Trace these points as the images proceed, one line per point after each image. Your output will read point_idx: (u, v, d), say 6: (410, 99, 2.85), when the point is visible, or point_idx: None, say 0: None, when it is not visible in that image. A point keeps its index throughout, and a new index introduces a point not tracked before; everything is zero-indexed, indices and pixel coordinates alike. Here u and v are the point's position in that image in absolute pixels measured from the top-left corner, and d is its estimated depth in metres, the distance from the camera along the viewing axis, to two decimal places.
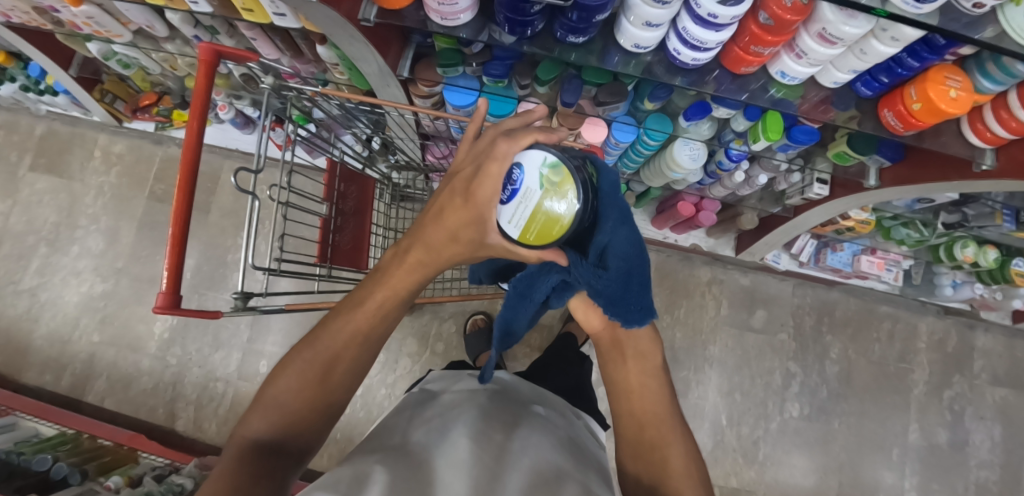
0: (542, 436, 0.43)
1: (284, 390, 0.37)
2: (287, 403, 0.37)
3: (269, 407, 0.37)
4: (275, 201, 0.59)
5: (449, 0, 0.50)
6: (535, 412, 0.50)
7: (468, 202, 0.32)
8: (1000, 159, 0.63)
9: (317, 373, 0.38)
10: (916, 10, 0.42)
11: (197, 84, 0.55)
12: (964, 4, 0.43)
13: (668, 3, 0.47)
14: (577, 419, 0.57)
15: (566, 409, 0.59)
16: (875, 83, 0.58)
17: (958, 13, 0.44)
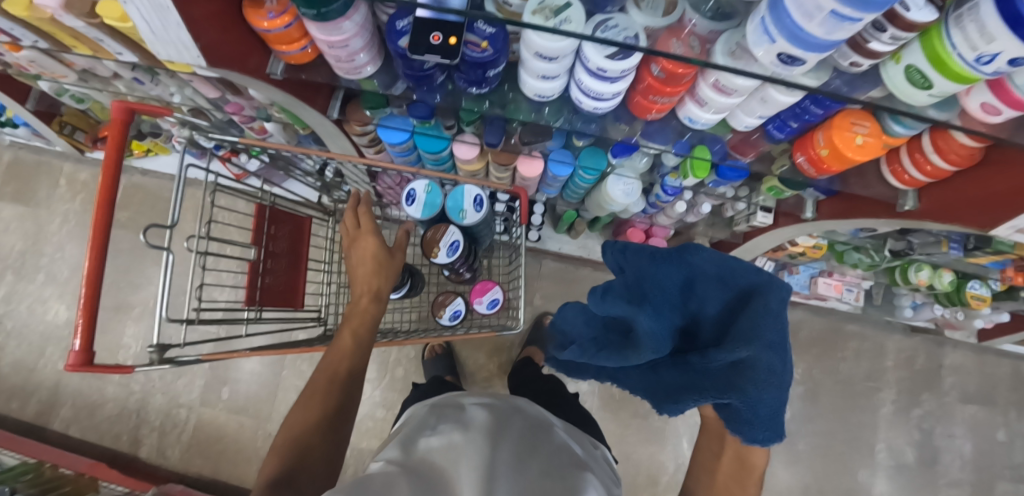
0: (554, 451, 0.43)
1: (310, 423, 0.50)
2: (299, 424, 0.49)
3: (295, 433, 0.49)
4: (192, 251, 0.60)
5: (346, 57, 0.50)
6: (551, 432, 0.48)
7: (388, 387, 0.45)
8: (922, 200, 0.62)
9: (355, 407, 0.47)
10: (786, 70, 0.42)
11: (110, 141, 0.56)
12: (842, 62, 0.42)
13: (556, 58, 0.47)
14: (594, 450, 0.57)
15: (586, 442, 0.57)
16: (786, 127, 0.57)
17: (839, 71, 0.44)
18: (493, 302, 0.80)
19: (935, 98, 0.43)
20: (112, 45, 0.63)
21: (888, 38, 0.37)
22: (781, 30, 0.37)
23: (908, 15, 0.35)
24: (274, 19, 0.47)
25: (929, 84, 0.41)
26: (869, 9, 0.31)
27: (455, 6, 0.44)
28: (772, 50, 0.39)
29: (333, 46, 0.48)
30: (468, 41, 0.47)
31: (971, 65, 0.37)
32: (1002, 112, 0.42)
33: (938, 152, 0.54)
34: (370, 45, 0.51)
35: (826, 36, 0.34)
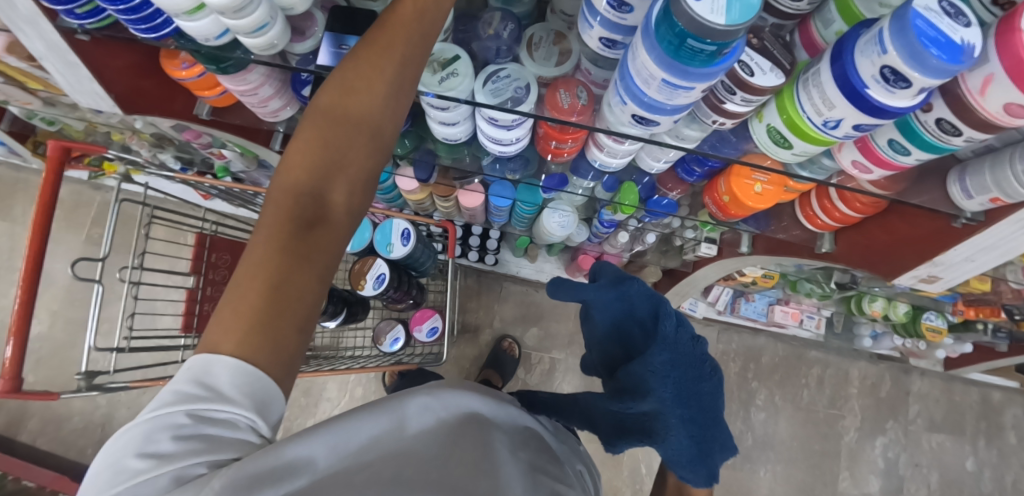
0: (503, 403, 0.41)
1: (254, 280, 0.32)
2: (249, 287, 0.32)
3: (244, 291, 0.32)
4: (125, 281, 0.62)
5: (259, 103, 0.52)
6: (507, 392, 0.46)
7: (398, 52, 0.37)
8: (837, 243, 0.64)
9: (344, 118, 0.37)
10: (646, 129, 0.43)
11: (44, 177, 0.58)
12: (706, 120, 0.43)
13: (449, 108, 0.49)
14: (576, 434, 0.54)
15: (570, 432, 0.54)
16: (694, 171, 0.58)
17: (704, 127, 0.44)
18: (433, 330, 0.82)
19: (799, 157, 0.44)
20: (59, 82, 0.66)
21: (739, 100, 0.39)
22: (630, 95, 0.38)
23: (752, 80, 0.37)
24: (188, 68, 0.49)
25: (789, 144, 0.42)
26: (692, 80, 0.33)
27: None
28: (627, 111, 0.41)
29: (244, 94, 0.50)
30: None
31: (822, 129, 0.39)
32: (871, 170, 0.44)
33: (843, 200, 0.55)
34: (284, 91, 0.53)
35: (668, 102, 0.37)
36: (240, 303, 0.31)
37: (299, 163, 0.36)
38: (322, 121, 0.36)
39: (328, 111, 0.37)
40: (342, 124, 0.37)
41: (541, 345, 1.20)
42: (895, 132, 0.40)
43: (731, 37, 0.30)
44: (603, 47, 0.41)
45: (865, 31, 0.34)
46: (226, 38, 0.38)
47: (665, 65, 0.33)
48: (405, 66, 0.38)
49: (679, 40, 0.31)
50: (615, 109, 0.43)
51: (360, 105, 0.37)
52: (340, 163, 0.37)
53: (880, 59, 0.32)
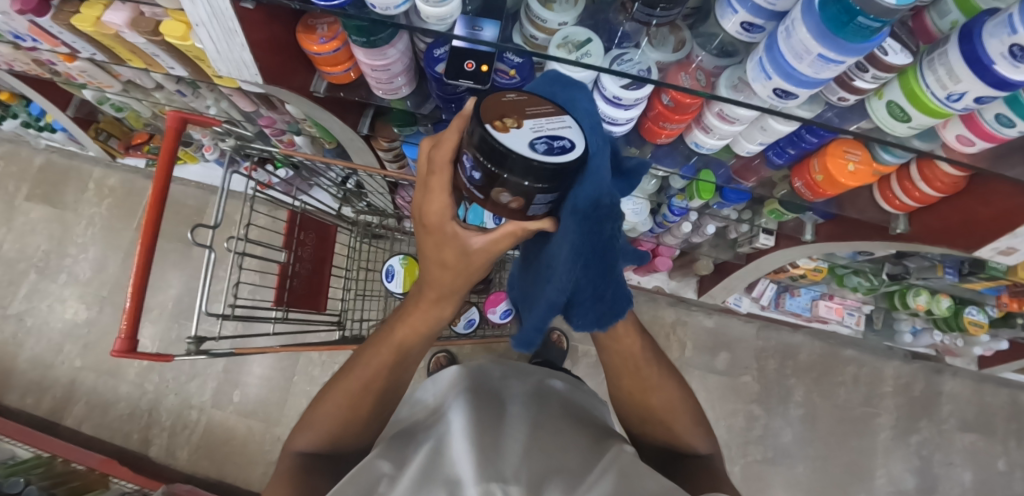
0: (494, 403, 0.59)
1: (318, 426, 0.53)
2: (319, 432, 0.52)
3: (310, 433, 0.53)
4: (233, 251, 0.64)
5: (387, 79, 0.56)
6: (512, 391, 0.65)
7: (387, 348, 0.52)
8: (912, 224, 0.67)
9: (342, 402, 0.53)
10: (781, 104, 0.47)
11: (164, 147, 0.60)
12: (832, 97, 0.48)
13: (575, 86, 0.53)
14: (582, 390, 0.75)
15: (575, 385, 0.76)
16: (785, 153, 0.62)
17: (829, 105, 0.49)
18: (507, 312, 0.82)
19: (915, 131, 0.48)
20: (167, 60, 0.69)
21: (870, 78, 0.43)
22: (777, 69, 0.43)
23: (886, 58, 0.42)
24: (325, 43, 0.52)
25: (908, 117, 0.46)
26: (847, 54, 0.38)
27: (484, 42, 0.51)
28: (769, 86, 0.45)
29: (375, 69, 0.53)
30: (497, 69, 0.53)
31: (944, 102, 0.42)
32: (975, 143, 0.47)
33: (926, 180, 0.59)
34: (409, 69, 0.56)
35: (814, 76, 0.41)
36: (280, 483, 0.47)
37: (313, 440, 0.52)
38: (329, 409, 0.53)
39: (331, 403, 0.53)
40: (341, 402, 0.53)
41: (586, 336, 1.24)
42: (1003, 106, 0.43)
43: (893, 15, 0.33)
44: (740, 31, 0.45)
45: (995, 14, 0.38)
46: (401, 9, 0.42)
47: (825, 40, 0.37)
48: (387, 356, 0.52)
49: (845, 17, 0.34)
50: (754, 84, 0.47)
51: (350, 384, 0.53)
52: (341, 434, 0.53)
53: (1010, 38, 0.35)
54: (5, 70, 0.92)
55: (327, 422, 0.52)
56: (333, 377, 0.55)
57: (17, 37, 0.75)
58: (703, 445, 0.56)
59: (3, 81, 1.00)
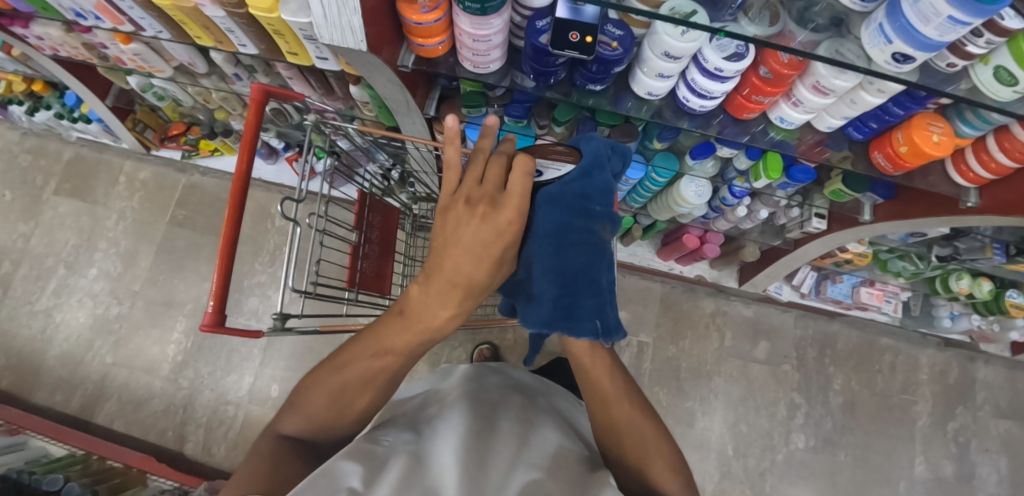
0: (503, 409, 0.50)
1: (313, 405, 0.44)
2: (312, 413, 0.44)
3: (301, 415, 0.44)
4: (313, 228, 0.63)
5: (483, 51, 0.56)
6: (537, 404, 0.57)
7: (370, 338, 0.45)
8: (983, 198, 0.67)
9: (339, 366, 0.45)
10: (897, 69, 0.47)
11: (249, 118, 0.60)
12: (940, 64, 0.49)
13: (678, 59, 0.53)
14: (577, 404, 0.66)
15: (567, 395, 0.67)
16: (865, 127, 0.63)
17: (935, 71, 0.50)
18: None
19: (1019, 94, 0.48)
20: (240, 36, 0.68)
21: (984, 42, 0.45)
22: (899, 32, 0.43)
23: (1004, 22, 0.43)
24: (425, 13, 0.52)
25: (1015, 81, 0.46)
26: (978, 15, 0.39)
27: (588, 16, 0.51)
28: (887, 51, 0.46)
29: (476, 39, 0.53)
30: (601, 41, 0.53)
31: None
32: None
33: (1003, 151, 0.58)
34: (503, 42, 0.57)
35: (938, 38, 0.42)
36: (252, 467, 0.38)
37: (301, 420, 0.44)
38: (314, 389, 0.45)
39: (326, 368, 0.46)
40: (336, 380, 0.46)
41: (629, 326, 1.26)
42: None
43: None
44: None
45: None
46: None
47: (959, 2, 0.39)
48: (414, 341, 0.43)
49: None
50: (867, 51, 0.48)
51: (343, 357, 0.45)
52: (336, 406, 0.45)
53: None
54: (50, 55, 0.90)
55: (321, 404, 0.44)
56: (326, 359, 0.47)
57: (78, 15, 0.73)
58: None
59: (44, 68, 0.99)
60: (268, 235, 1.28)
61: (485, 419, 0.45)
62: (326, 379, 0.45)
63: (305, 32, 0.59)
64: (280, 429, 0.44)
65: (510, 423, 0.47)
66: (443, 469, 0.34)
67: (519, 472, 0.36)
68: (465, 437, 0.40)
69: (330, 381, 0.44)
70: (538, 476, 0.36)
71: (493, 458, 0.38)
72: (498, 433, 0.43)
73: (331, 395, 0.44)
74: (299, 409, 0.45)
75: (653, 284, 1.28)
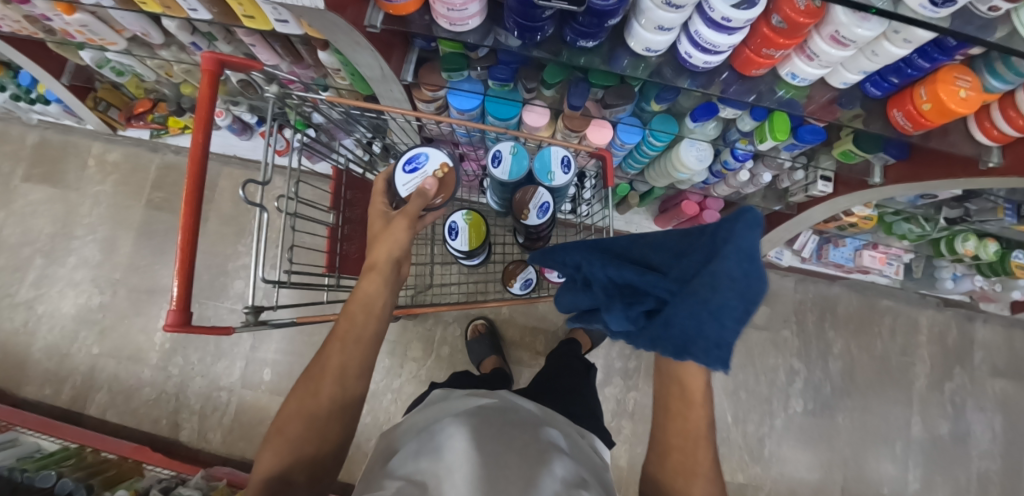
0: (508, 447, 0.41)
1: (289, 427, 0.41)
2: (288, 433, 0.41)
3: (276, 443, 0.40)
4: (283, 212, 0.58)
5: (459, 6, 0.49)
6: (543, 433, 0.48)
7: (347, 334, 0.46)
8: (1006, 157, 0.63)
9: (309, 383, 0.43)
10: (932, 12, 0.41)
11: (202, 94, 0.54)
12: (980, 8, 0.43)
13: (680, 7, 0.47)
14: (585, 436, 0.57)
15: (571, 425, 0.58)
16: (885, 82, 0.58)
17: (974, 17, 0.44)
18: None
19: None
20: (188, 1, 0.61)
21: None
22: None
23: None
24: None
25: None
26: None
27: None
28: None
29: None
30: None
31: None
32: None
33: None
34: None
35: None
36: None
37: (277, 457, 0.40)
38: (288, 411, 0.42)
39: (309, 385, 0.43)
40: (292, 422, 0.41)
41: None
42: None
43: None
44: None
45: None
46: None
47: None
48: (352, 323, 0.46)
49: None
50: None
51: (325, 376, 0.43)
52: (313, 437, 0.41)
53: None
54: None
55: (293, 420, 0.41)
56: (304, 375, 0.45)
57: None
58: None
59: None
60: (250, 215, 1.23)
61: (489, 468, 0.37)
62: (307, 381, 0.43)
63: None
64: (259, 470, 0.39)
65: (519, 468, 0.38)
66: None
67: None
68: None
69: (301, 391, 0.43)
70: None
71: None
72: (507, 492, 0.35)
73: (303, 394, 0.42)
74: (277, 436, 0.41)
75: None
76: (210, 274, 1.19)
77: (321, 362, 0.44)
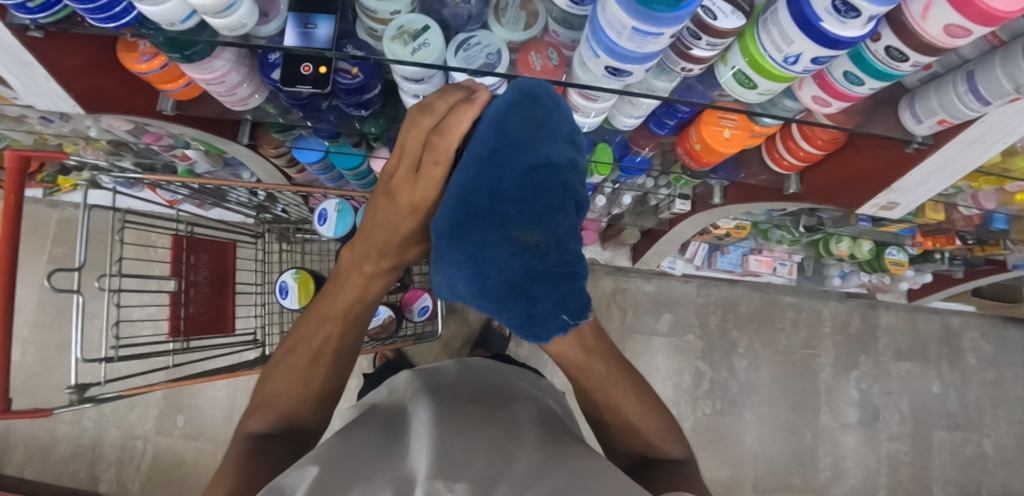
0: (515, 413, 0.54)
1: (278, 384, 0.55)
2: (279, 390, 0.55)
3: (268, 410, 0.53)
4: (104, 291, 0.60)
5: (227, 92, 0.51)
6: (514, 400, 0.60)
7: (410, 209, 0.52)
8: (803, 183, 0.67)
9: (296, 377, 0.55)
10: (620, 80, 0.43)
11: (6, 191, 0.56)
12: (675, 67, 0.44)
13: (423, 79, 0.50)
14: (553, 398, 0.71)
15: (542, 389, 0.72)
16: (664, 124, 0.61)
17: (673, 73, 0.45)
18: (424, 309, 0.83)
19: (765, 96, 0.46)
20: None
21: (705, 45, 0.40)
22: (603, 47, 0.38)
23: (716, 23, 0.37)
24: (148, 61, 0.48)
25: (754, 84, 0.44)
26: (661, 25, 0.33)
27: (321, 39, 0.45)
28: (601, 64, 0.41)
29: (210, 83, 0.49)
30: (337, 69, 0.48)
31: (783, 65, 0.40)
32: (830, 103, 0.48)
33: (806, 139, 0.58)
34: (252, 76, 0.52)
35: (638, 51, 0.36)
36: (280, 403, 0.54)
37: (266, 418, 0.52)
38: (299, 359, 0.56)
39: (280, 388, 0.55)
40: (334, 315, 0.57)
41: None
42: (850, 62, 0.43)
43: None
44: (570, 4, 0.41)
45: None
46: (194, 23, 0.39)
47: (635, 14, 0.32)
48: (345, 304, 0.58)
49: None
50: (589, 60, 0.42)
51: (276, 398, 0.54)
52: (302, 399, 0.55)
53: None
54: None
55: (301, 365, 0.55)
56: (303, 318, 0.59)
57: None
58: (677, 450, 0.55)
59: None
60: None
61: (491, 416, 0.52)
62: (327, 307, 0.58)
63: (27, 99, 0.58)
64: (248, 428, 0.52)
65: (510, 416, 0.53)
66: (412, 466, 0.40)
67: (537, 471, 0.40)
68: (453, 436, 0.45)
69: (317, 324, 0.57)
70: (552, 471, 0.40)
71: (495, 454, 0.43)
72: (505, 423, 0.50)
73: (308, 359, 0.56)
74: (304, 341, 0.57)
75: None
76: None
77: (316, 339, 0.56)
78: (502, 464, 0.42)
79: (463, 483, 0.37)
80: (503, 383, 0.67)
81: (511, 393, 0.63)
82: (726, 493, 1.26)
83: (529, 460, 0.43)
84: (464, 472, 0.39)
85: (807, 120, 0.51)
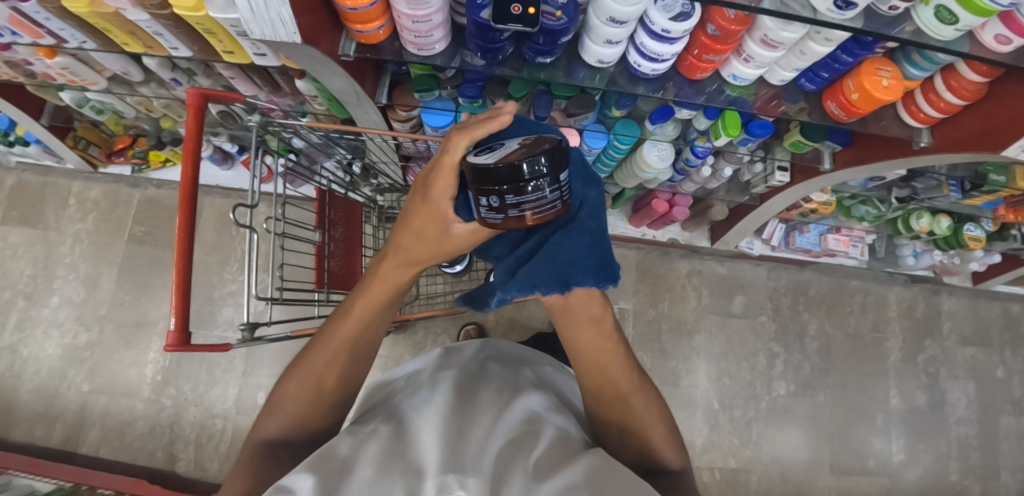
0: (534, 397, 0.47)
1: (289, 401, 0.43)
2: (290, 409, 0.43)
3: (278, 414, 0.43)
4: (272, 232, 0.63)
5: (426, 32, 0.53)
6: (525, 378, 0.54)
7: (447, 179, 0.33)
8: (935, 136, 0.71)
9: (310, 385, 0.43)
10: (840, 16, 0.47)
11: (188, 128, 0.56)
12: (882, 8, 0.49)
13: (625, 23, 0.52)
14: (566, 376, 0.64)
15: (548, 362, 0.65)
16: (817, 78, 0.64)
17: (878, 15, 0.50)
18: None
19: (961, 32, 0.50)
20: (170, 39, 0.64)
21: None
22: None
23: None
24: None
25: (956, 19, 0.48)
26: None
27: None
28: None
29: (416, 20, 0.51)
30: (544, 11, 0.50)
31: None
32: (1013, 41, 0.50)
33: (951, 90, 0.62)
34: (446, 21, 0.54)
35: None
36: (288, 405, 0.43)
37: (277, 425, 0.43)
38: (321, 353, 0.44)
39: (292, 391, 0.43)
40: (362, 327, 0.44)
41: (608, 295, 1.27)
42: None
43: None
44: None
45: None
46: None
47: None
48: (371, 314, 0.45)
49: None
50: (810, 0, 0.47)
51: (289, 401, 0.43)
52: (310, 420, 0.44)
53: None
54: None
55: (298, 388, 0.43)
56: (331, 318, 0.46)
57: None
58: (677, 459, 0.48)
59: None
60: (234, 242, 1.24)
61: (507, 398, 0.46)
62: (355, 314, 0.45)
63: (238, 28, 0.56)
64: (258, 432, 0.43)
65: (536, 402, 0.46)
66: (422, 450, 0.34)
67: (575, 461, 0.34)
68: (460, 417, 0.40)
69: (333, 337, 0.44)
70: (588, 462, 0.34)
71: (524, 446, 0.36)
72: (517, 404, 0.44)
73: (319, 372, 0.44)
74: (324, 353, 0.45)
75: (629, 252, 1.29)
76: (197, 304, 1.20)
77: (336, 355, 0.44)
78: (513, 459, 0.34)
79: (477, 476, 0.31)
80: (517, 370, 0.57)
81: (532, 379, 0.56)
82: (805, 478, 1.25)
83: (543, 457, 0.35)
84: (478, 465, 0.32)
85: (972, 55, 0.53)
